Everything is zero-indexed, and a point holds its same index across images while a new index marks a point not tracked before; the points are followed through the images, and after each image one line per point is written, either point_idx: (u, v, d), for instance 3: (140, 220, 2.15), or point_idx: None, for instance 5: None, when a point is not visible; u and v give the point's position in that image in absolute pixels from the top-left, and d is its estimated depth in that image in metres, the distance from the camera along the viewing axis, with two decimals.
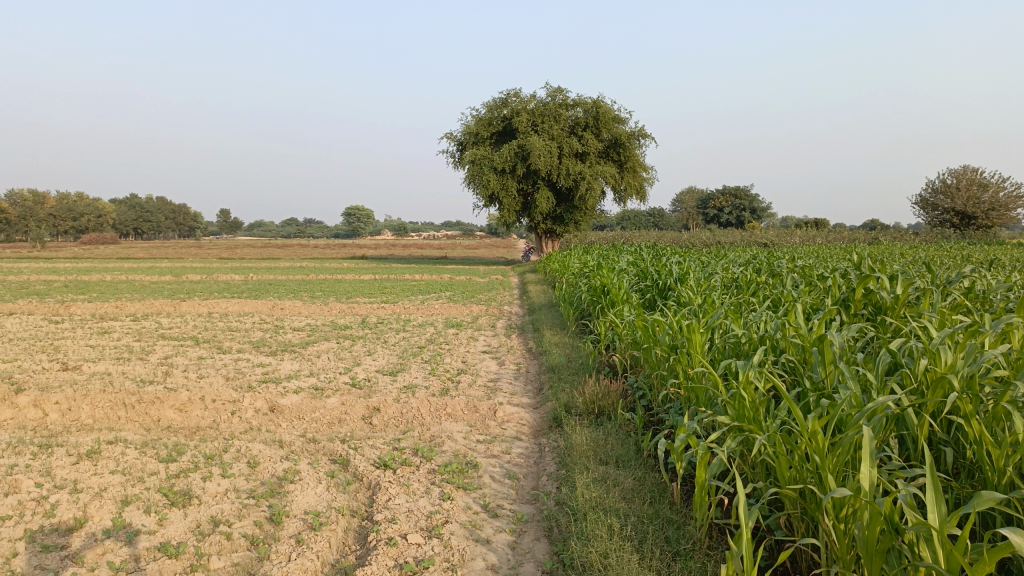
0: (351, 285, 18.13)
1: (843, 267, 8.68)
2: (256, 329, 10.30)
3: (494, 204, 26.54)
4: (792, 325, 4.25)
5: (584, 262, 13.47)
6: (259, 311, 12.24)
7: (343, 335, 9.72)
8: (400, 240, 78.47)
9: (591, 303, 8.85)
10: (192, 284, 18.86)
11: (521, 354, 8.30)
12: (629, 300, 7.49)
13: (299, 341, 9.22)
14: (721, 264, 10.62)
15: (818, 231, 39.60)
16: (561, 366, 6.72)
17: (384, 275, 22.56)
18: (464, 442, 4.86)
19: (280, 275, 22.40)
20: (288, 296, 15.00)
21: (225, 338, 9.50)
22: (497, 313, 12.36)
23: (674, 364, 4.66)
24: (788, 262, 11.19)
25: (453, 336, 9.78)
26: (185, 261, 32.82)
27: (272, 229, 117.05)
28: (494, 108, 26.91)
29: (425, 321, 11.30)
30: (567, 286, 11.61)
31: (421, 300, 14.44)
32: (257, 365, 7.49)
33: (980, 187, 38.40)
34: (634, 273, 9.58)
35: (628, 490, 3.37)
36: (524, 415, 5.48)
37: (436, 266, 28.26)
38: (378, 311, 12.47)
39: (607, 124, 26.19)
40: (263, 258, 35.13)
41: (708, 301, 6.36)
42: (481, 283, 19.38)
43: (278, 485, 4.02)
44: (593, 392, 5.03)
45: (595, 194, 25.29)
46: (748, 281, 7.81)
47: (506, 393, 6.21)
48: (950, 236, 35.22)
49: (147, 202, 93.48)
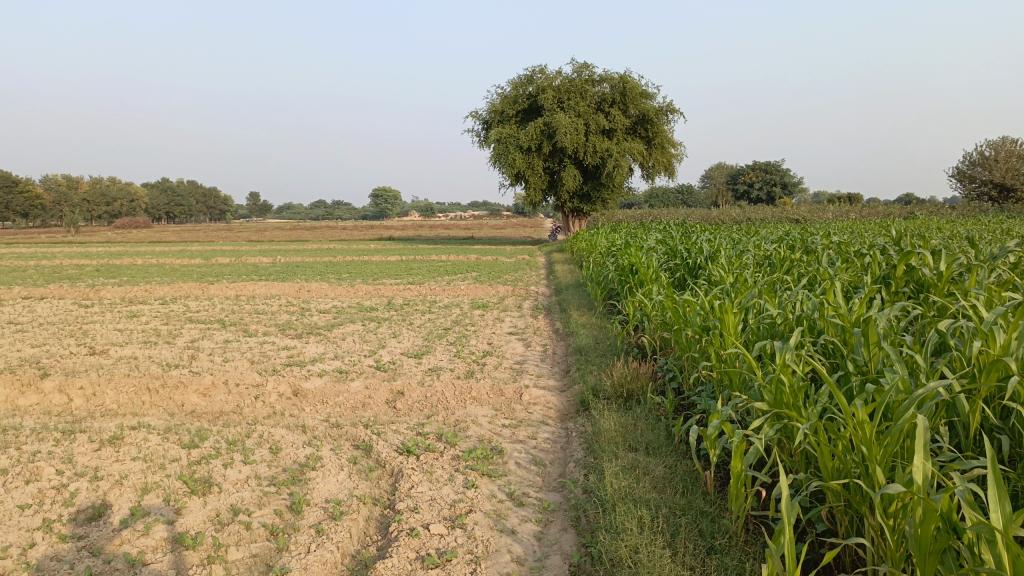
0: (378, 267, 18.11)
1: (880, 243, 8.40)
2: (282, 311, 10.28)
3: (520, 183, 26.32)
4: (831, 305, 4.06)
5: (612, 241, 13.24)
6: (286, 293, 12.23)
7: (368, 317, 9.66)
8: (428, 221, 78.51)
9: (619, 282, 8.68)
10: (221, 267, 18.96)
11: (548, 335, 8.16)
12: (658, 279, 7.31)
13: (325, 323, 9.17)
14: (752, 241, 10.36)
15: (851, 206, 38.80)
16: (588, 348, 6.57)
17: (411, 256, 22.52)
18: (489, 427, 4.74)
19: (307, 257, 22.45)
20: (314, 277, 15.00)
21: (251, 320, 9.49)
22: (524, 294, 12.21)
23: (706, 345, 4.50)
24: (822, 238, 10.89)
25: (479, 317, 9.66)
26: (214, 244, 33.11)
27: (301, 211, 117.83)
28: (519, 85, 26.61)
29: (451, 302, 11.21)
30: (594, 265, 11.43)
31: (447, 281, 14.33)
32: (282, 348, 7.44)
33: (1019, 159, 37.30)
34: (663, 251, 9.37)
35: (659, 479, 3.23)
36: (550, 398, 5.35)
37: (462, 246, 28.16)
38: (404, 292, 12.40)
39: (634, 100, 25.76)
40: (292, 240, 35.25)
41: (740, 280, 6.17)
42: (507, 263, 19.26)
43: (299, 472, 3.94)
44: (622, 374, 4.87)
45: (622, 171, 24.94)
46: (781, 259, 7.58)
47: (533, 376, 6.09)
48: (989, 209, 34.29)
49: (178, 186, 94.51)
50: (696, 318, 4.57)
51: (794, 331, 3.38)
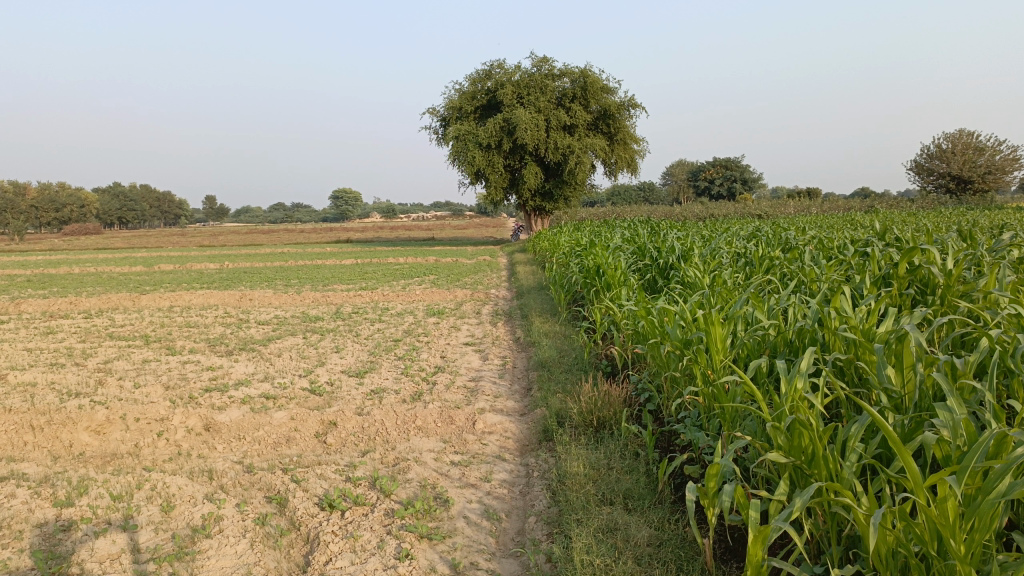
0: (331, 271, 17.17)
1: (863, 238, 7.80)
2: (217, 324, 9.37)
3: (481, 181, 25.53)
4: (839, 315, 3.40)
5: (575, 240, 12.55)
6: (225, 303, 11.30)
7: (311, 328, 8.80)
8: (390, 222, 77.25)
9: (585, 285, 7.94)
10: (162, 275, 17.85)
11: (507, 345, 7.39)
12: (627, 283, 6.61)
13: (262, 337, 8.30)
14: (724, 238, 9.73)
15: (811, 201, 38.74)
16: (551, 362, 5.82)
17: (366, 259, 21.59)
18: (434, 466, 3.96)
19: (257, 262, 21.43)
20: (260, 284, 14.06)
21: (180, 336, 8.59)
22: (483, 298, 11.43)
23: (689, 364, 3.79)
24: (799, 234, 10.28)
25: (433, 326, 8.85)
26: (160, 250, 31.77)
27: (259, 214, 115.32)
28: (477, 81, 25.82)
29: (404, 309, 10.38)
30: (557, 266, 10.70)
31: (402, 285, 13.49)
32: (205, 369, 6.59)
33: (975, 151, 37.62)
34: (631, 250, 8.67)
35: (644, 551, 2.55)
36: (509, 425, 4.59)
37: (421, 248, 27.24)
38: (354, 299, 11.55)
39: (595, 95, 25.15)
40: (245, 245, 34.18)
41: (719, 282, 5.48)
42: (468, 265, 18.46)
43: (189, 541, 3.13)
44: (590, 398, 4.10)
45: (584, 168, 24.28)
46: (760, 258, 6.92)
47: (489, 397, 5.32)
48: (947, 202, 34.48)
49: (132, 190, 92.02)
50: (672, 327, 3.89)
51: (806, 351, 2.73)
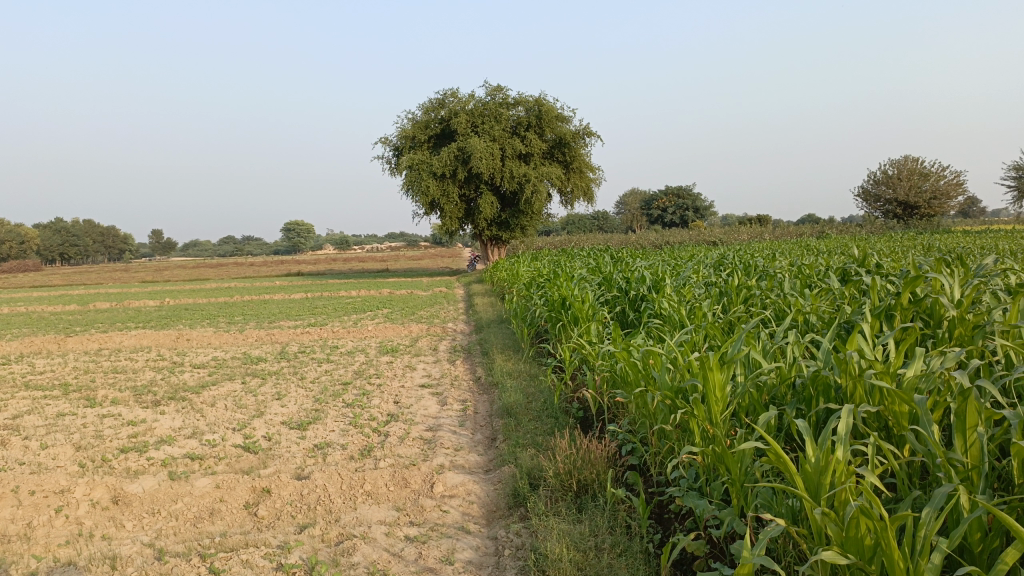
0: (278, 306, 16.33)
1: (841, 264, 7.41)
2: (149, 369, 8.55)
3: (436, 212, 24.97)
4: (861, 358, 2.90)
5: (536, 271, 12.03)
6: (160, 345, 10.44)
7: (251, 371, 8.05)
8: (344, 254, 76.11)
9: (550, 319, 7.38)
10: (97, 313, 16.78)
11: (468, 386, 6.78)
12: (597, 317, 6.08)
13: (196, 383, 7.55)
14: (692, 267, 9.29)
15: (764, 228, 38.97)
16: (518, 407, 5.24)
17: (317, 292, 20.78)
18: (386, 544, 3.32)
19: (201, 298, 20.43)
20: (201, 323, 13.18)
21: (105, 384, 7.76)
22: (440, 333, 10.78)
23: (684, 418, 3.24)
24: (769, 262, 9.88)
25: (387, 365, 8.19)
26: (100, 287, 30.32)
27: (208, 248, 112.68)
28: (430, 109, 25.34)
29: (356, 346, 9.70)
30: (518, 299, 10.13)
31: (354, 321, 12.77)
32: (126, 423, 5.82)
33: (921, 177, 38.47)
34: (598, 281, 8.15)
35: None
36: (472, 487, 3.95)
37: (376, 280, 26.44)
38: (301, 337, 10.81)
39: (550, 124, 24.90)
40: (190, 280, 32.88)
41: (700, 316, 4.98)
42: (423, 297, 17.80)
43: None
44: (568, 456, 3.50)
45: (541, 197, 23.90)
46: (737, 288, 6.46)
47: (449, 451, 4.70)
48: (896, 227, 34.99)
49: (74, 225, 88.95)
50: (662, 372, 3.37)
51: (844, 411, 2.25)
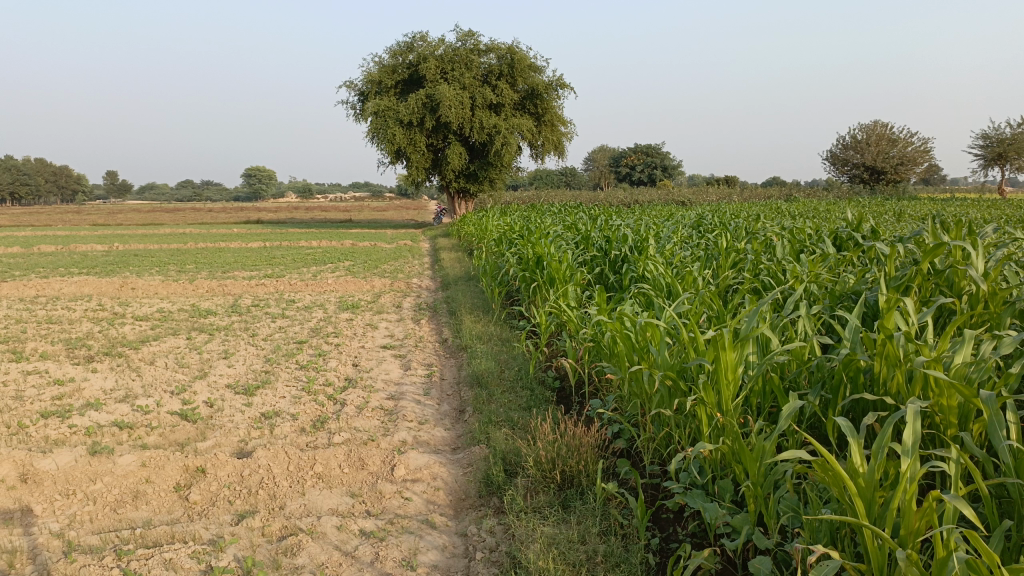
0: (233, 255, 15.58)
1: (830, 229, 7.01)
2: (86, 320, 7.89)
3: (401, 161, 24.14)
4: (905, 342, 2.46)
5: (506, 226, 11.49)
6: (101, 293, 9.72)
7: (198, 326, 7.44)
8: (306, 202, 74.43)
9: (524, 279, 6.88)
10: (39, 257, 15.83)
11: (433, 349, 6.29)
12: (575, 278, 5.62)
13: (137, 337, 6.93)
14: (671, 227, 8.84)
15: (731, 188, 38.75)
16: (489, 376, 4.78)
17: (276, 242, 19.96)
18: (337, 541, 2.83)
19: (153, 244, 19.52)
20: (149, 271, 12.41)
21: (36, 336, 7.10)
22: (404, 289, 10.25)
23: (689, 404, 2.78)
24: (750, 223, 9.45)
25: (346, 323, 7.65)
26: (46, 228, 28.92)
27: (165, 191, 109.48)
28: (398, 54, 24.34)
29: (314, 301, 9.13)
30: (488, 255, 9.61)
31: (312, 273, 12.13)
32: (51, 383, 5.22)
33: (889, 142, 38.47)
34: (574, 239, 7.66)
35: None
36: (438, 470, 3.46)
37: (338, 231, 25.61)
38: (256, 289, 10.18)
39: (522, 73, 24.10)
40: (142, 224, 31.56)
41: (690, 280, 4.55)
42: (387, 250, 17.18)
43: None
44: (552, 444, 3.03)
45: (511, 149, 23.20)
46: (724, 251, 6.03)
47: (413, 424, 4.22)
48: (862, 193, 35.02)
49: (24, 163, 85.26)
50: (663, 346, 2.92)
51: (911, 410, 1.81)
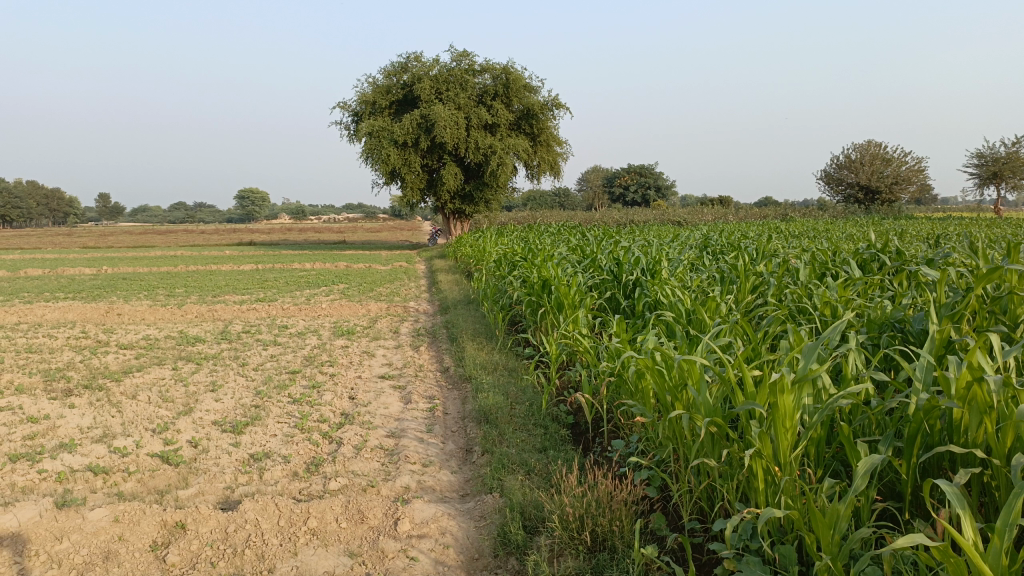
0: (224, 278, 15.21)
1: (849, 250, 6.70)
2: (68, 349, 7.49)
3: (396, 181, 23.86)
4: (996, 387, 2.12)
5: (505, 247, 11.16)
6: (86, 320, 9.32)
7: (185, 355, 7.06)
8: (299, 223, 74.21)
9: (529, 305, 6.54)
10: (26, 281, 15.43)
11: (434, 379, 5.92)
12: (586, 303, 5.29)
13: (120, 368, 6.54)
14: (679, 248, 8.52)
15: (727, 208, 38.55)
16: (499, 411, 4.42)
17: (269, 264, 19.60)
18: None
19: (143, 266, 19.14)
20: (138, 295, 12.02)
21: (12, 366, 6.70)
22: (401, 313, 9.87)
23: (739, 455, 2.43)
24: (760, 243, 9.13)
25: (341, 350, 7.29)
26: (35, 251, 28.45)
27: (157, 213, 109.05)
28: (392, 74, 24.14)
29: (308, 327, 8.75)
30: (488, 278, 9.27)
31: (306, 297, 11.76)
32: (23, 420, 4.83)
33: (883, 162, 38.40)
34: (580, 261, 7.33)
35: None
36: (447, 523, 3.08)
37: (332, 252, 25.27)
38: (247, 314, 9.80)
39: (517, 93, 23.94)
40: (134, 247, 31.14)
41: (713, 305, 4.22)
42: (382, 272, 16.84)
43: None
44: (583, 499, 2.65)
45: (507, 170, 22.93)
46: (741, 273, 5.71)
47: (417, 467, 3.84)
48: (857, 213, 34.84)
49: (16, 185, 84.76)
50: (706, 387, 2.57)
51: None
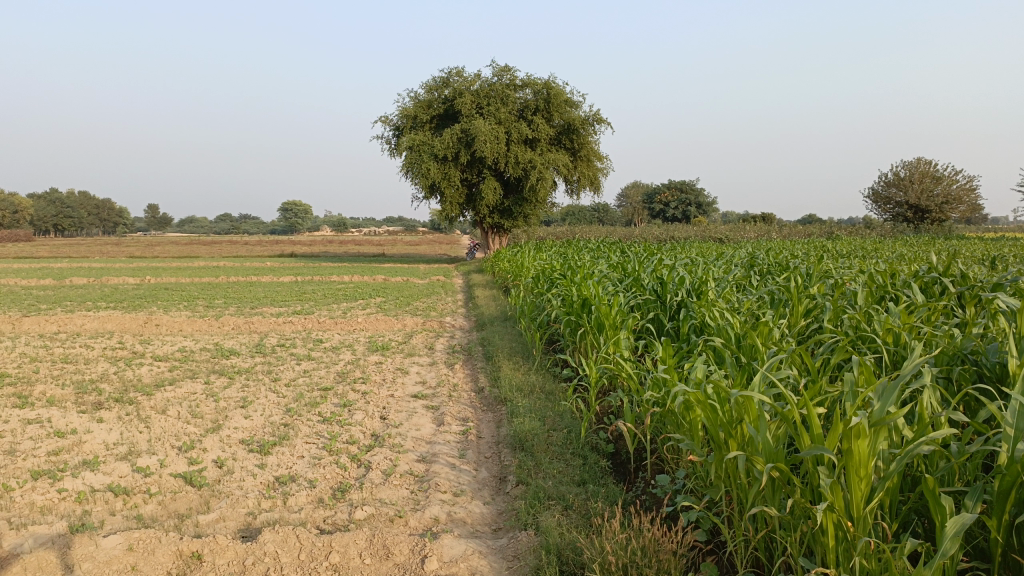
0: (263, 289, 15.26)
1: (907, 273, 6.34)
2: (103, 360, 7.47)
3: (435, 195, 23.84)
4: None
5: (544, 263, 10.94)
6: (124, 330, 9.34)
7: (218, 368, 6.98)
8: (340, 236, 75.01)
9: (567, 324, 6.31)
10: (70, 289, 15.66)
11: (468, 400, 5.72)
12: (627, 325, 5.05)
13: (152, 381, 6.46)
14: (724, 268, 8.20)
15: (770, 226, 37.86)
16: (535, 438, 4.20)
17: (308, 276, 19.67)
18: None
19: (186, 277, 19.36)
20: (177, 305, 12.06)
21: (47, 377, 6.68)
22: (437, 329, 9.70)
23: (805, 506, 2.18)
24: (809, 263, 8.78)
25: (375, 367, 7.13)
26: (83, 259, 29.07)
27: (203, 224, 111.28)
28: (433, 89, 24.16)
29: (343, 341, 8.63)
30: (526, 295, 9.05)
31: (343, 310, 11.68)
32: (51, 434, 4.75)
33: (933, 180, 37.33)
34: (621, 279, 7.08)
35: None
36: (478, 563, 2.86)
37: (371, 265, 25.32)
38: (283, 327, 9.73)
39: (558, 108, 23.77)
40: (178, 257, 31.65)
41: (766, 330, 3.95)
42: (419, 286, 16.70)
43: None
44: (627, 546, 2.42)
45: (546, 185, 22.76)
46: (793, 295, 5.41)
47: (449, 497, 3.63)
48: (906, 232, 33.88)
49: (69, 195, 87.25)
50: (766, 425, 2.34)
51: None
